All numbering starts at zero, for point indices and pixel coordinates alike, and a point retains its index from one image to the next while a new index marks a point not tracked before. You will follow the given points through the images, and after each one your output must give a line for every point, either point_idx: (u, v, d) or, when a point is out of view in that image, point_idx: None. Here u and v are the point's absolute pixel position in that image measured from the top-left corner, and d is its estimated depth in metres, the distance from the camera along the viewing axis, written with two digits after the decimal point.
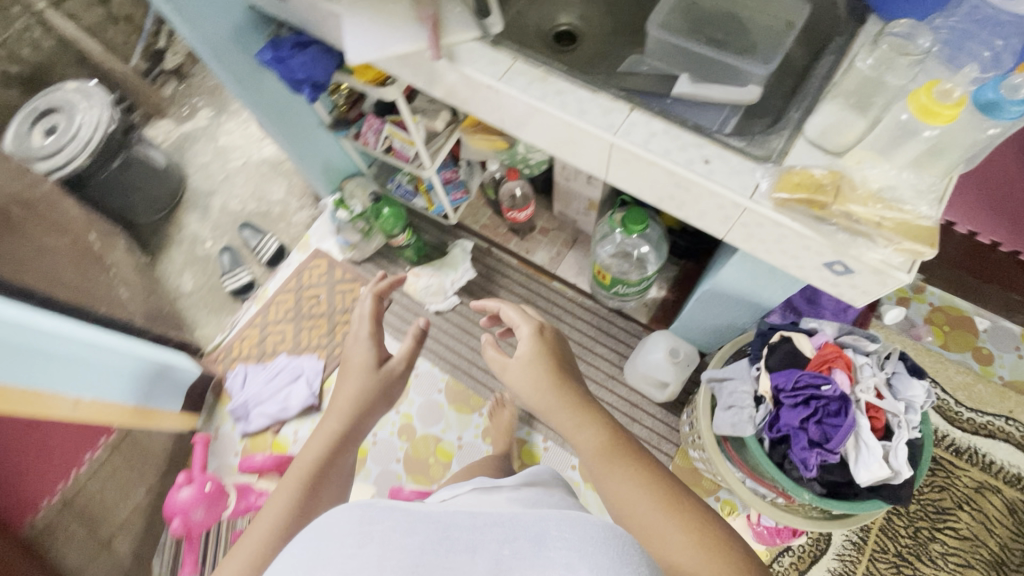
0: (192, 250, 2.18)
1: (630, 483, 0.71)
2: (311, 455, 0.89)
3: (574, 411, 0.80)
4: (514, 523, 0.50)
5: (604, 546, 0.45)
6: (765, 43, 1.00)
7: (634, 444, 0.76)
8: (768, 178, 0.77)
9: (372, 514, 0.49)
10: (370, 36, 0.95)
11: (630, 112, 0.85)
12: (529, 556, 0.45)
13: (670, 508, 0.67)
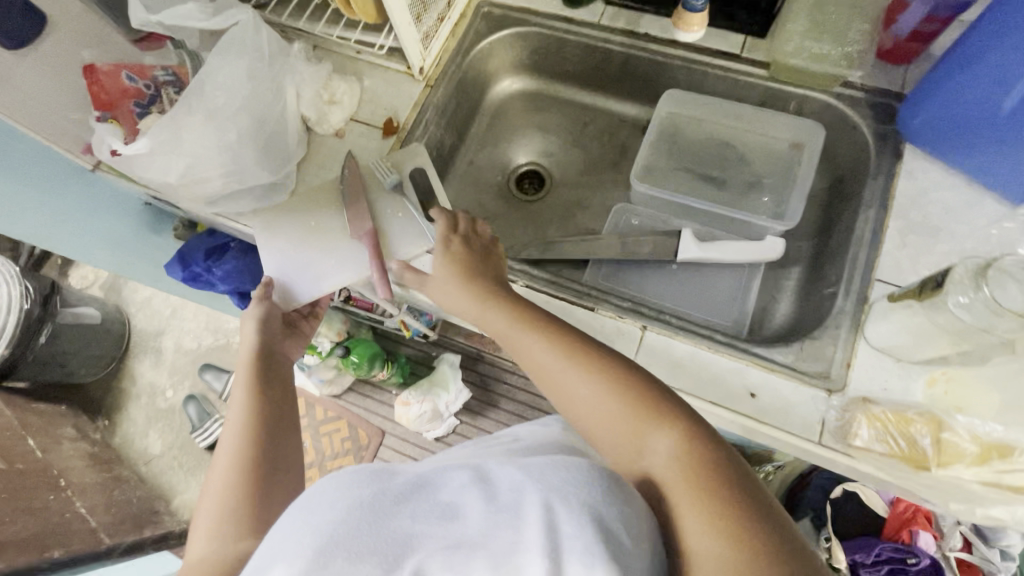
0: (152, 404, 1.92)
1: (585, 379, 0.54)
2: (239, 400, 0.63)
3: (548, 331, 0.59)
4: (487, 477, 0.37)
5: (612, 495, 0.35)
6: (771, 171, 0.83)
7: (615, 361, 0.55)
8: (836, 414, 0.61)
9: (360, 481, 0.37)
10: (308, 262, 0.75)
11: (643, 333, 0.68)
12: (515, 505, 0.34)
13: (648, 415, 0.50)
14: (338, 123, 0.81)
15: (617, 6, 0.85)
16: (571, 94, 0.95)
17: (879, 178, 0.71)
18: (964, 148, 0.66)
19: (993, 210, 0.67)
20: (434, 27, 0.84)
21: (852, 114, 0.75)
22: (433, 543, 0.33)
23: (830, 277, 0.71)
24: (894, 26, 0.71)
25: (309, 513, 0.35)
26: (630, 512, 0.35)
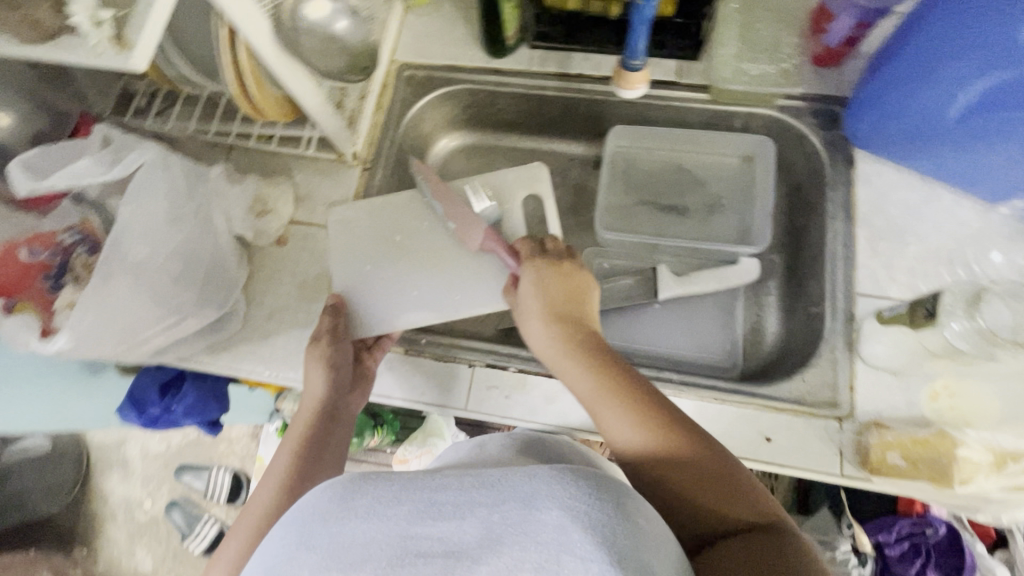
0: (132, 519, 1.70)
1: (636, 430, 0.53)
2: (281, 464, 0.62)
3: (599, 358, 0.58)
4: (483, 475, 0.39)
5: (601, 493, 0.36)
6: (730, 189, 0.82)
7: (665, 404, 0.54)
8: (851, 441, 0.61)
9: (355, 489, 0.39)
10: (384, 294, 0.73)
11: None
12: (516, 518, 0.35)
13: (708, 482, 0.50)
14: (277, 232, 0.75)
15: (544, 49, 0.81)
16: (513, 141, 0.91)
17: (838, 188, 0.71)
18: (919, 147, 0.65)
19: (951, 202, 0.68)
20: (358, 107, 0.78)
21: (798, 125, 0.75)
22: (429, 545, 0.35)
23: (812, 294, 0.71)
24: (824, 35, 0.70)
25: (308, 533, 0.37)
26: (624, 511, 0.36)
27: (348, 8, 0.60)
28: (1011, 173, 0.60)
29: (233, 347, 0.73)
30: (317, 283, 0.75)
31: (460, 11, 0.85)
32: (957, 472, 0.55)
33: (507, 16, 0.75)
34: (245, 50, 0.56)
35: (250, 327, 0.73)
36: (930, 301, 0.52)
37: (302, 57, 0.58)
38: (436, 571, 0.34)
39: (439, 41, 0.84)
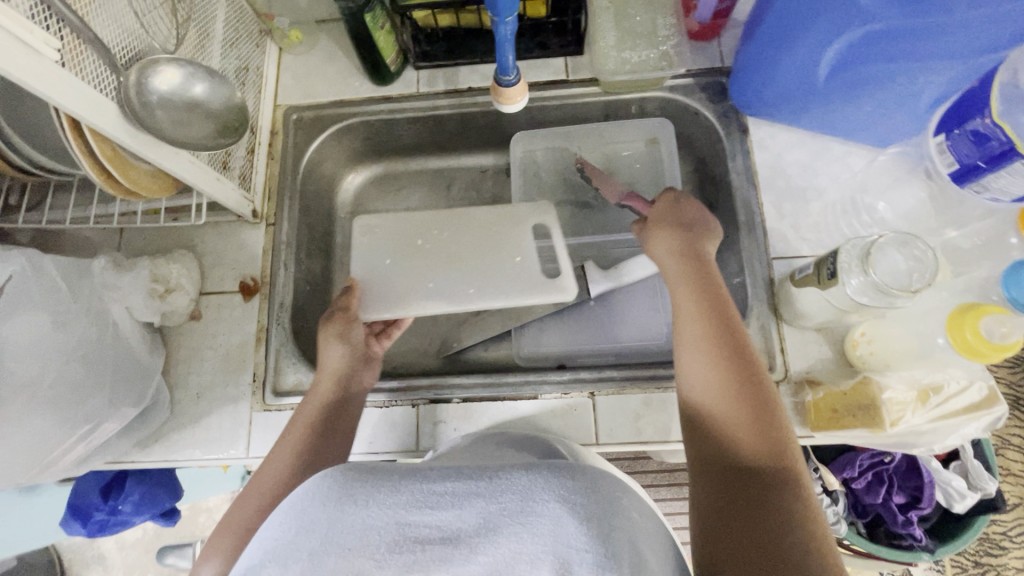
0: None
1: (709, 383, 0.51)
2: (284, 459, 0.59)
3: (706, 300, 0.56)
4: (482, 469, 0.39)
5: (594, 486, 0.37)
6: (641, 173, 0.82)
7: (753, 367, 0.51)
8: (791, 403, 0.63)
9: (352, 479, 0.39)
10: (396, 279, 0.75)
11: (594, 399, 0.67)
12: (513, 509, 0.36)
13: (756, 450, 0.46)
14: (188, 308, 0.71)
15: (429, 68, 0.79)
16: (421, 163, 0.89)
17: (737, 157, 0.72)
18: (797, 111, 0.67)
19: (842, 153, 0.70)
20: (248, 163, 0.74)
21: (690, 102, 0.76)
22: (426, 532, 0.35)
23: (732, 264, 0.73)
24: (694, 13, 0.71)
25: (309, 514, 0.37)
26: (612, 500, 0.37)
27: (203, 71, 0.57)
28: (887, 121, 0.62)
29: (164, 437, 0.68)
30: (241, 352, 0.71)
31: (337, 43, 0.82)
32: (887, 416, 0.56)
33: (382, 42, 0.73)
34: (95, 136, 0.53)
35: (179, 413, 0.69)
36: (829, 260, 0.54)
37: (161, 132, 0.54)
38: (433, 556, 0.34)
39: (321, 78, 0.81)
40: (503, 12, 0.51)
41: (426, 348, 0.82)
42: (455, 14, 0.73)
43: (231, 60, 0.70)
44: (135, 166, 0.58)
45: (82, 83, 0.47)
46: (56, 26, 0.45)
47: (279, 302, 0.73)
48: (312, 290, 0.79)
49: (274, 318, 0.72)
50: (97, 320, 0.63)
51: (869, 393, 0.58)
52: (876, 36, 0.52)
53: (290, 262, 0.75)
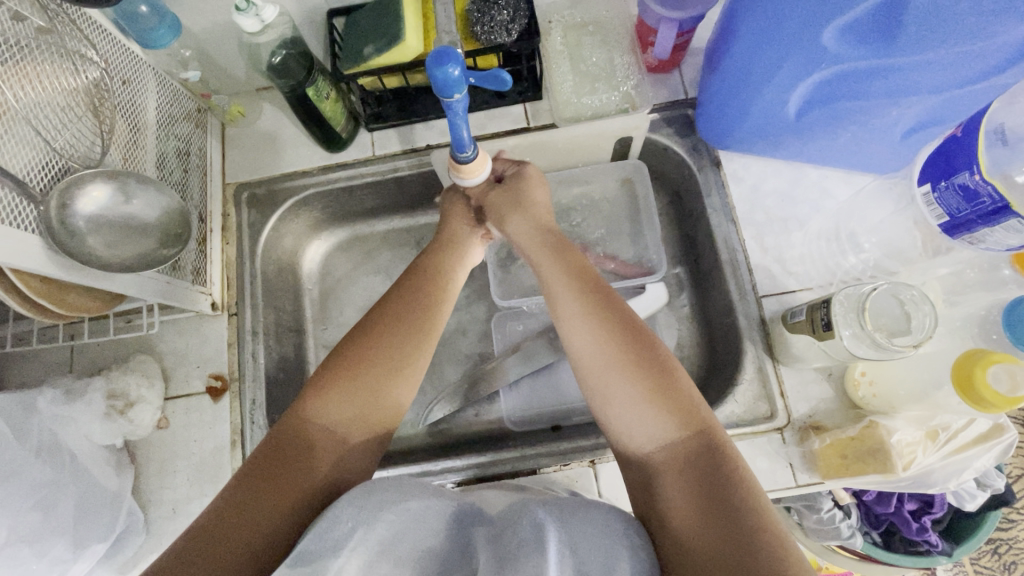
0: None
1: (593, 341, 0.51)
2: (372, 343, 0.53)
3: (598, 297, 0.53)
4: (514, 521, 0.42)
5: (588, 519, 0.41)
6: (616, 213, 0.79)
7: (621, 305, 0.53)
8: (798, 450, 0.61)
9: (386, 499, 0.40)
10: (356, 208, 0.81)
11: (595, 468, 0.64)
12: (513, 530, 0.41)
13: (649, 392, 0.47)
14: (154, 418, 0.66)
15: (383, 129, 0.75)
16: (387, 223, 0.85)
17: (712, 192, 0.70)
18: (768, 143, 0.65)
19: (819, 178, 0.67)
20: (201, 254, 0.70)
21: (658, 138, 0.72)
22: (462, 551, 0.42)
23: (719, 302, 0.70)
24: (650, 49, 0.68)
25: (365, 510, 0.39)
26: (626, 540, 0.40)
27: (134, 180, 0.54)
28: (863, 149, 0.59)
29: (143, 562, 0.63)
30: (216, 458, 0.66)
31: (282, 111, 0.77)
32: (898, 459, 0.55)
33: (329, 111, 0.68)
34: (18, 273, 0.48)
35: (155, 533, 0.64)
36: (823, 310, 0.52)
37: (94, 256, 0.50)
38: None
39: (270, 148, 0.77)
40: (452, 92, 0.47)
41: (413, 419, 0.78)
42: (403, 76, 0.68)
43: (168, 149, 0.65)
44: (70, 287, 0.54)
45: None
46: None
47: (250, 400, 0.68)
48: (287, 376, 0.75)
49: (247, 417, 0.68)
50: None
51: (875, 437, 0.56)
52: (847, 73, 0.49)
53: (259, 352, 0.71)
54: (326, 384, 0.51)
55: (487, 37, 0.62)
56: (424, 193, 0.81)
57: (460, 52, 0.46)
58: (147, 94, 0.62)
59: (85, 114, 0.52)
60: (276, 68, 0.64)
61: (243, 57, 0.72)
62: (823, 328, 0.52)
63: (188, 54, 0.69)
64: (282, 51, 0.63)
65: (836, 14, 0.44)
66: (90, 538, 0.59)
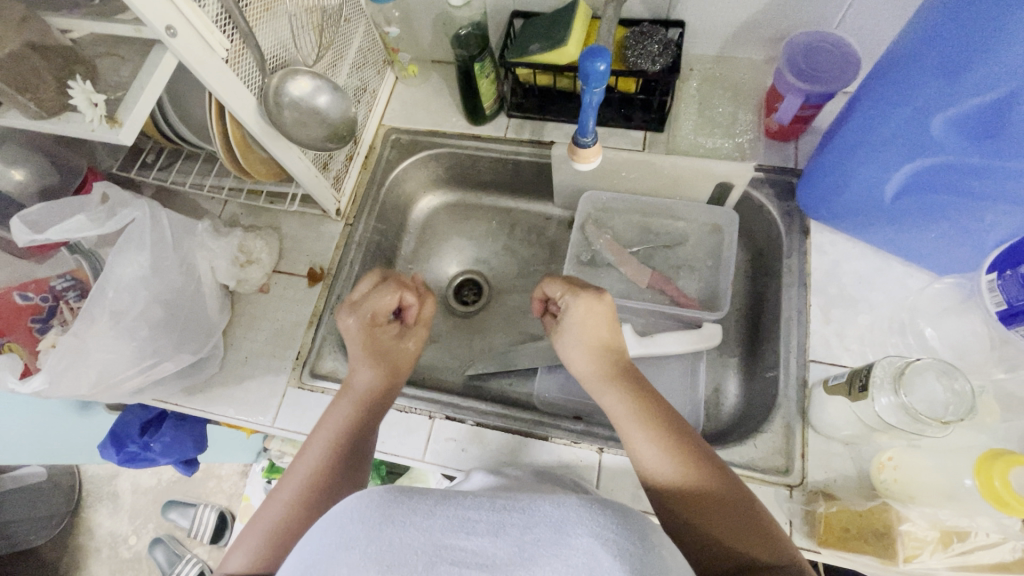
0: (116, 558, 1.58)
1: (663, 459, 0.52)
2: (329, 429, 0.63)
3: (647, 412, 0.56)
4: (517, 496, 0.34)
5: (623, 516, 0.33)
6: (697, 252, 0.84)
7: (669, 414, 0.56)
8: (801, 510, 0.61)
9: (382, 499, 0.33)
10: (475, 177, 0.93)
11: (601, 456, 0.68)
12: (537, 529, 0.32)
13: (715, 497, 0.50)
14: (260, 281, 0.79)
15: (520, 119, 0.87)
16: (493, 200, 0.96)
17: (793, 255, 0.74)
18: (863, 225, 0.68)
19: (902, 273, 0.69)
20: (344, 168, 0.83)
21: (757, 195, 0.78)
22: (467, 561, 0.30)
23: (768, 356, 0.72)
24: (774, 114, 0.74)
25: (358, 523, 0.32)
26: (645, 534, 0.33)
27: (331, 86, 0.66)
28: (952, 250, 0.62)
29: (208, 389, 0.75)
30: (293, 330, 0.78)
31: (445, 83, 0.91)
32: (901, 548, 0.55)
33: (483, 89, 0.81)
34: (231, 120, 0.62)
35: (225, 371, 0.76)
36: (864, 373, 0.54)
37: (283, 129, 0.63)
38: None
39: (425, 108, 0.91)
40: (591, 84, 0.57)
41: (455, 367, 0.86)
42: (553, 76, 0.79)
43: (354, 80, 0.80)
44: (253, 149, 0.68)
45: (231, 75, 0.56)
46: (230, 33, 0.55)
47: (336, 294, 0.80)
48: None
49: (329, 307, 0.79)
50: (187, 272, 0.71)
51: (885, 520, 0.56)
52: (949, 167, 0.53)
53: (356, 261, 0.83)
54: (293, 520, 0.58)
55: (634, 60, 0.72)
56: (534, 182, 0.91)
57: (609, 53, 0.57)
58: (355, 33, 0.77)
59: (312, 29, 0.67)
60: (459, 39, 0.76)
61: (434, 30, 0.87)
62: (859, 388, 0.54)
63: (394, 14, 0.85)
64: (470, 29, 0.77)
65: (950, 105, 0.48)
66: (185, 347, 0.70)
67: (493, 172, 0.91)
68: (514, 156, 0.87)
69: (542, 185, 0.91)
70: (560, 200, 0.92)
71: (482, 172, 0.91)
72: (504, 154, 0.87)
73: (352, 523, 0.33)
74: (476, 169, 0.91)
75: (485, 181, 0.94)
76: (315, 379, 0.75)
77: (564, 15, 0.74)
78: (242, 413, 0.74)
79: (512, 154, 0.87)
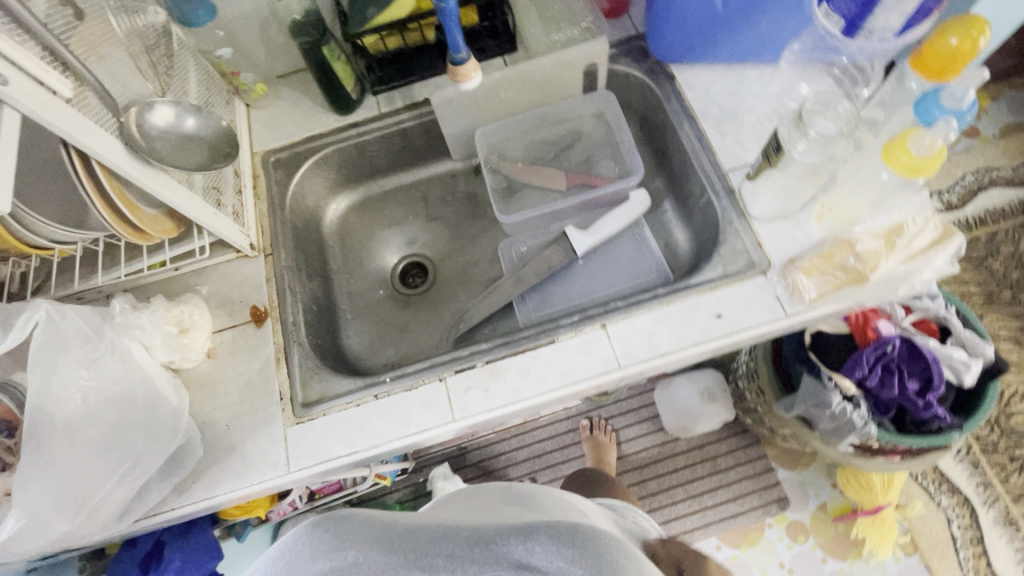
0: None
1: None
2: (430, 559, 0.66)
3: None
4: (484, 536, 0.44)
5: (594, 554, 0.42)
6: (595, 141, 0.90)
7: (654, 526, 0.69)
8: (782, 285, 0.68)
9: (329, 529, 0.43)
10: (369, 166, 0.92)
11: (607, 330, 0.70)
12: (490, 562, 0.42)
13: None
14: (205, 346, 0.72)
15: (387, 91, 0.88)
16: (395, 183, 0.96)
17: (672, 100, 0.82)
18: (711, 45, 0.78)
19: (757, 74, 0.80)
20: (238, 202, 0.79)
21: (620, 66, 0.86)
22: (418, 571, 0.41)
23: (694, 189, 0.80)
24: None
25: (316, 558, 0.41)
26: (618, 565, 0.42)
27: (192, 106, 0.63)
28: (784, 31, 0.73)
29: (203, 476, 0.68)
30: (263, 375, 0.72)
31: (298, 90, 0.90)
32: (866, 265, 0.63)
33: (341, 72, 0.82)
34: (104, 174, 0.58)
35: (212, 448, 0.69)
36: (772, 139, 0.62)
37: (161, 163, 0.59)
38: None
39: (290, 119, 0.88)
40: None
41: (437, 341, 0.85)
42: (400, 35, 0.81)
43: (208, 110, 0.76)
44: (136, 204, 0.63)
45: (83, 119, 0.51)
46: (62, 72, 0.51)
47: (291, 323, 0.76)
48: (320, 312, 0.82)
49: (289, 337, 0.75)
50: (122, 359, 0.63)
51: (844, 252, 0.65)
52: None
53: (294, 285, 0.79)
54: None
55: None
56: (425, 146, 0.92)
57: None
58: (188, 65, 0.74)
59: (144, 59, 0.63)
60: (298, 24, 0.77)
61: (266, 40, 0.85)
62: (776, 151, 0.62)
63: (218, 35, 0.82)
64: (305, 14, 0.77)
65: None
66: (158, 437, 0.62)
67: (384, 154, 0.91)
68: (397, 126, 0.87)
69: (435, 146, 0.93)
70: (458, 153, 0.94)
71: (374, 158, 0.91)
72: (386, 127, 0.87)
73: (304, 556, 0.41)
74: (368, 157, 0.91)
75: (380, 167, 0.93)
76: (307, 408, 0.70)
77: None
78: (247, 480, 0.67)
79: (394, 125, 0.87)
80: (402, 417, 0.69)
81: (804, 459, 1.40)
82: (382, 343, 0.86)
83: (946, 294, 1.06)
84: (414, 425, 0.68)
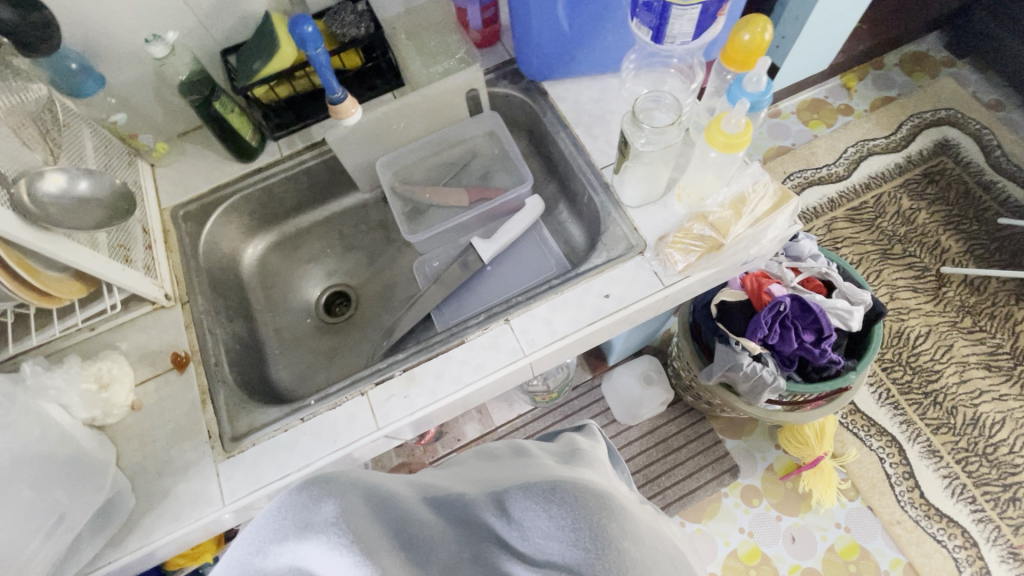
0: None
1: None
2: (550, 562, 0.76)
3: None
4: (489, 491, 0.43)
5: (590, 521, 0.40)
6: (489, 158, 0.98)
7: None
8: (656, 260, 0.77)
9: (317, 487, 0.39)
10: (280, 207, 0.97)
11: (511, 324, 0.76)
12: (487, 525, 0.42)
13: None
14: (128, 399, 0.74)
15: (287, 136, 0.94)
16: (309, 220, 1.01)
17: (547, 112, 0.91)
18: (569, 62, 0.88)
19: (617, 82, 0.90)
20: (149, 256, 0.81)
21: (498, 89, 0.95)
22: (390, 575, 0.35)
23: (577, 188, 0.89)
24: (469, 27, 0.94)
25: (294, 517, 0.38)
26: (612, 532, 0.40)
27: (86, 171, 0.67)
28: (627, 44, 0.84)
29: (137, 526, 0.69)
30: (190, 418, 0.74)
31: (201, 145, 0.94)
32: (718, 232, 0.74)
33: (237, 122, 0.86)
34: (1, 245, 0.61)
35: (145, 497, 0.70)
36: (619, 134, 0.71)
37: (59, 228, 0.63)
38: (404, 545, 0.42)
39: (196, 173, 0.92)
40: (313, 44, 0.71)
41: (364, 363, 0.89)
42: (289, 82, 0.87)
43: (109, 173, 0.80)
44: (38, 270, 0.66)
45: None
46: None
47: (213, 363, 0.78)
48: (244, 351, 0.85)
49: (213, 378, 0.77)
50: (40, 420, 0.65)
51: (700, 224, 0.74)
52: None
53: (215, 328, 0.82)
54: None
55: (342, 30, 0.85)
56: (332, 182, 0.98)
57: (309, 19, 0.72)
58: (82, 132, 0.77)
59: (34, 133, 0.67)
60: (187, 84, 0.82)
61: (162, 102, 0.90)
62: (625, 146, 0.71)
63: (112, 102, 0.86)
64: (194, 74, 0.82)
65: None
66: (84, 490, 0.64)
67: (292, 194, 0.96)
68: (301, 167, 0.93)
69: (340, 181, 0.99)
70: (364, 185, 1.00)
71: (283, 199, 0.96)
72: (290, 170, 0.93)
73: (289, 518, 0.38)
74: (278, 200, 0.95)
75: (292, 207, 0.98)
76: (235, 442, 0.73)
77: (267, 29, 0.84)
78: (181, 522, 0.68)
79: (297, 166, 0.93)
80: (328, 433, 0.72)
81: (748, 427, 1.48)
82: (312, 371, 0.90)
83: (826, 252, 1.20)
84: (341, 440, 0.72)
